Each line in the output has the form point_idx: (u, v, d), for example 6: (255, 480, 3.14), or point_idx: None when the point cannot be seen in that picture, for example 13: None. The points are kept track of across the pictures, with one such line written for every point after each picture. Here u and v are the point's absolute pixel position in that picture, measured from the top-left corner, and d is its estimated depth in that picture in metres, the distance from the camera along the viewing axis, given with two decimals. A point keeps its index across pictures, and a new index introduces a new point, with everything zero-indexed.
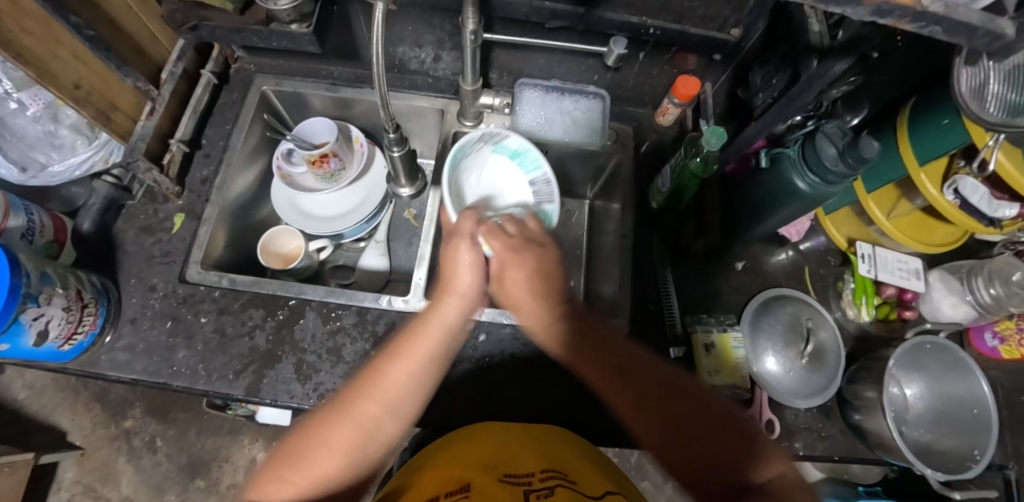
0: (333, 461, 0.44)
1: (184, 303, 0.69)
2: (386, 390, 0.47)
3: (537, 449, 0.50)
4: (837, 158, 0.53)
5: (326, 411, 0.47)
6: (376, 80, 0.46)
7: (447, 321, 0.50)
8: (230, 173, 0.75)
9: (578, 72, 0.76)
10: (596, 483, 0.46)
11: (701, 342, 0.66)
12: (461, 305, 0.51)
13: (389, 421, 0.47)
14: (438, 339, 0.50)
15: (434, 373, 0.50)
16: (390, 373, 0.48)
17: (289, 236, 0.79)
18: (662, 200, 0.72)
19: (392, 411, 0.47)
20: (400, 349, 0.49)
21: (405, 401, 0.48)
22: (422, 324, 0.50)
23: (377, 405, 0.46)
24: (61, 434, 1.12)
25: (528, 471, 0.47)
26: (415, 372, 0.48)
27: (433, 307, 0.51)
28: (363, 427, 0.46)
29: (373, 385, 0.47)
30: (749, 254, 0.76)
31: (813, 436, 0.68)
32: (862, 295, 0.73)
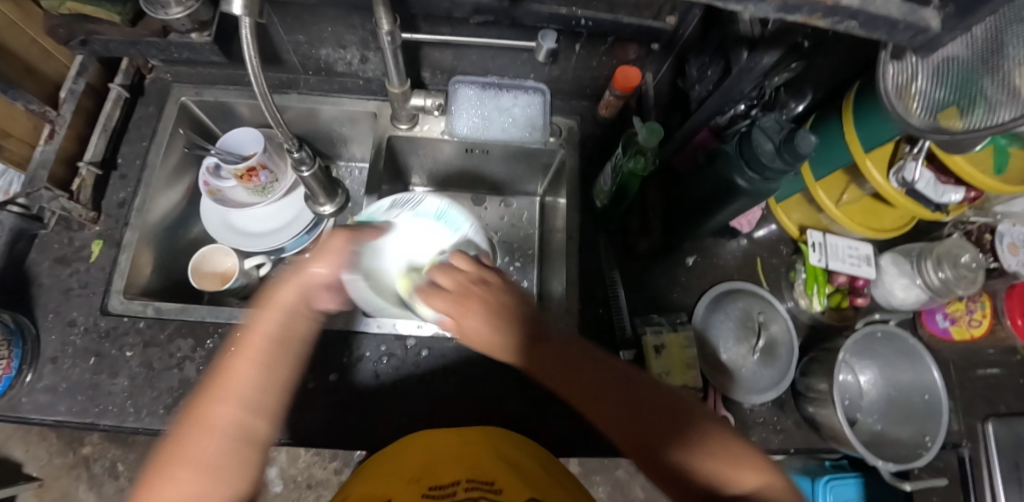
0: (189, 474, 0.36)
1: (107, 337, 0.65)
2: (231, 386, 0.40)
3: (466, 455, 0.47)
4: (774, 154, 0.50)
5: (173, 436, 0.39)
6: (261, 99, 0.44)
7: (287, 300, 0.46)
8: (150, 193, 0.70)
9: (515, 67, 0.72)
10: (523, 488, 0.42)
11: (650, 345, 0.64)
12: (303, 283, 0.47)
13: (237, 410, 0.40)
14: (272, 332, 0.44)
15: (292, 354, 0.45)
16: (234, 371, 0.41)
17: (222, 255, 0.75)
18: (605, 200, 0.69)
19: (245, 405, 0.40)
20: (241, 346, 0.43)
21: (261, 391, 0.41)
22: (254, 317, 0.45)
23: (225, 404, 0.39)
24: (17, 466, 1.07)
25: (452, 480, 0.44)
26: (272, 360, 0.43)
27: (268, 299, 0.46)
28: (216, 432, 0.38)
29: (214, 388, 0.40)
30: (700, 248, 0.74)
31: (768, 430, 0.67)
32: (813, 284, 0.72)
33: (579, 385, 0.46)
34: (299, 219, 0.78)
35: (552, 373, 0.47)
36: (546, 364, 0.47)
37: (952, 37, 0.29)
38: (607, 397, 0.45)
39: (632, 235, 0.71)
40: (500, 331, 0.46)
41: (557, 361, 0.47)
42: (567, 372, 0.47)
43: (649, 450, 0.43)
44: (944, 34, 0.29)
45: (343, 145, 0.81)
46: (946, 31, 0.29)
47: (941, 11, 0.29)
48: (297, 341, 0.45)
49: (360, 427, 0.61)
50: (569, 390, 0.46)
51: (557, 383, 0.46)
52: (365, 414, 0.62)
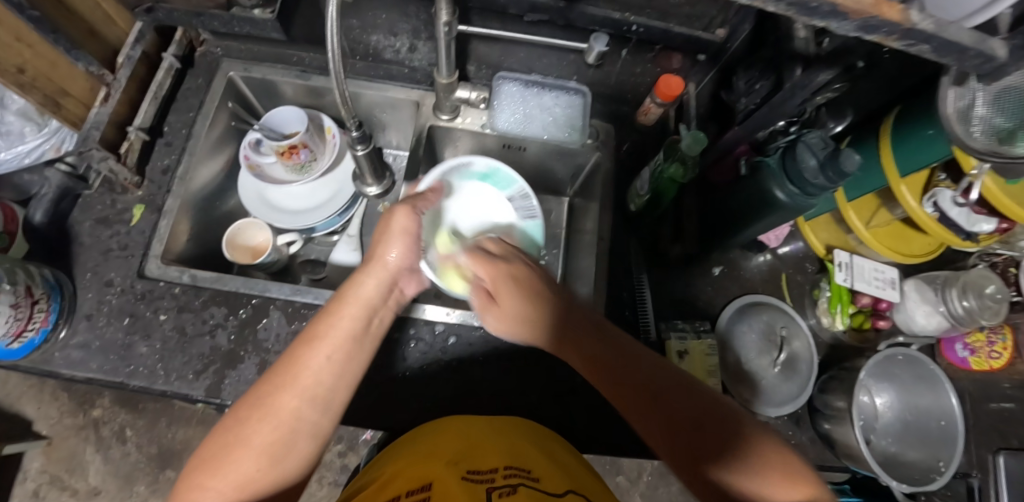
0: (255, 464, 0.40)
1: (142, 299, 0.66)
2: (307, 379, 0.43)
3: (502, 447, 0.48)
4: (817, 171, 0.51)
5: (244, 408, 0.42)
6: (332, 76, 0.44)
7: (366, 299, 0.50)
8: (193, 162, 0.72)
9: (559, 67, 0.73)
10: (561, 480, 0.43)
11: (674, 349, 0.65)
12: (383, 278, 0.53)
13: (309, 409, 0.43)
14: (352, 327, 0.48)
15: (362, 353, 0.48)
16: (312, 361, 0.44)
17: (256, 229, 0.76)
18: (640, 204, 0.69)
19: (314, 402, 0.43)
20: (319, 335, 0.46)
21: (333, 391, 0.44)
22: (336, 306, 0.49)
23: (296, 396, 0.42)
24: (27, 423, 1.08)
25: (491, 467, 0.44)
26: (348, 355, 0.46)
27: (348, 294, 0.50)
28: (284, 421, 0.41)
29: (292, 376, 0.43)
30: (727, 259, 0.75)
31: (783, 443, 0.68)
32: (837, 303, 0.72)
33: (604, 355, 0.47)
34: (334, 200, 0.79)
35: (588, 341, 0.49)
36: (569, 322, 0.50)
37: (1017, 68, 0.30)
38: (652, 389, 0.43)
39: (663, 242, 0.72)
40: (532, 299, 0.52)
41: (605, 350, 0.47)
42: (612, 368, 0.46)
43: (676, 446, 0.40)
44: (1011, 65, 0.30)
45: (382, 130, 0.82)
46: (1013, 62, 0.30)
47: (1009, 42, 0.30)
48: (367, 341, 0.49)
49: (384, 407, 0.62)
50: (603, 363, 0.47)
51: (600, 366, 0.47)
52: (388, 396, 0.63)
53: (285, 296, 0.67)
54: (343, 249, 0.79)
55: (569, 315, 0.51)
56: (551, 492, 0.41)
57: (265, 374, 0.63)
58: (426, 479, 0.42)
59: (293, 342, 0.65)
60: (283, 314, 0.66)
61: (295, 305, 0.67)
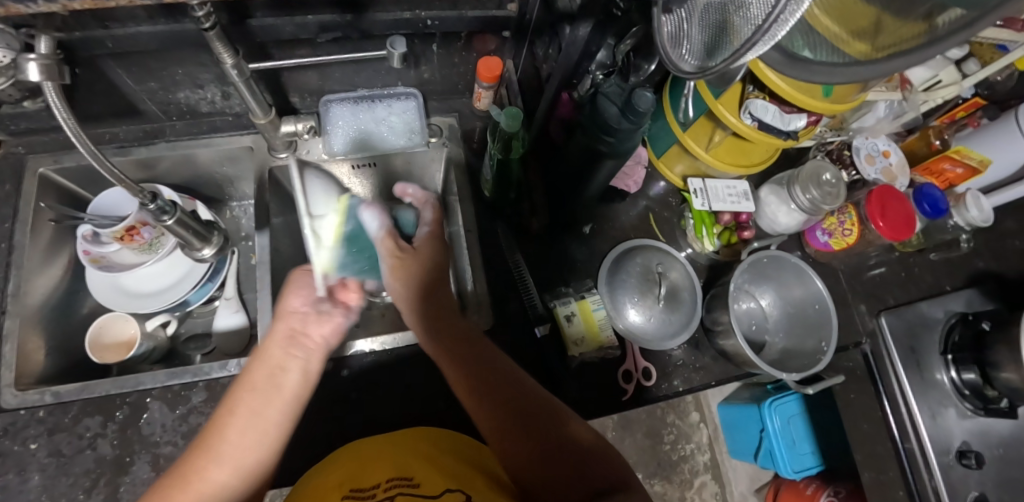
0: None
1: (5, 435, 0.61)
2: (226, 449, 0.44)
3: (390, 456, 0.48)
4: (620, 117, 0.54)
5: (171, 484, 0.42)
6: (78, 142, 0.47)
7: (278, 366, 0.49)
8: (24, 275, 0.66)
9: (381, 77, 0.73)
10: (441, 480, 0.44)
11: (562, 314, 0.66)
12: (294, 342, 0.51)
13: (215, 469, 0.43)
14: (263, 384, 0.47)
15: (289, 411, 0.48)
16: (229, 432, 0.45)
17: (121, 322, 0.71)
18: (492, 188, 0.71)
19: (235, 469, 0.44)
20: (238, 405, 0.46)
21: (240, 450, 0.44)
22: (254, 376, 0.48)
23: (219, 466, 0.43)
24: None
25: (373, 482, 0.44)
26: (259, 408, 0.46)
27: (259, 355, 0.49)
28: (205, 492, 0.42)
29: (208, 444, 0.44)
30: (597, 215, 0.77)
31: (687, 369, 0.71)
32: (701, 227, 0.76)
33: (478, 373, 0.51)
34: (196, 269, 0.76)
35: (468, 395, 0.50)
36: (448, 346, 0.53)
37: None
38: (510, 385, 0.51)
39: (524, 217, 0.72)
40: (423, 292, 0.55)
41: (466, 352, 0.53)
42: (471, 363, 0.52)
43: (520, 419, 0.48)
44: None
45: (229, 184, 0.79)
46: None
47: None
48: (278, 392, 0.48)
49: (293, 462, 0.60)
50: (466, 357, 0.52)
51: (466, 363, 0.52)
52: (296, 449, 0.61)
53: (162, 384, 0.64)
54: (225, 313, 0.76)
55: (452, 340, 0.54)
56: (428, 495, 0.42)
57: (161, 468, 0.61)
58: None
59: (183, 425, 0.62)
60: (165, 402, 0.63)
61: (175, 389, 0.64)
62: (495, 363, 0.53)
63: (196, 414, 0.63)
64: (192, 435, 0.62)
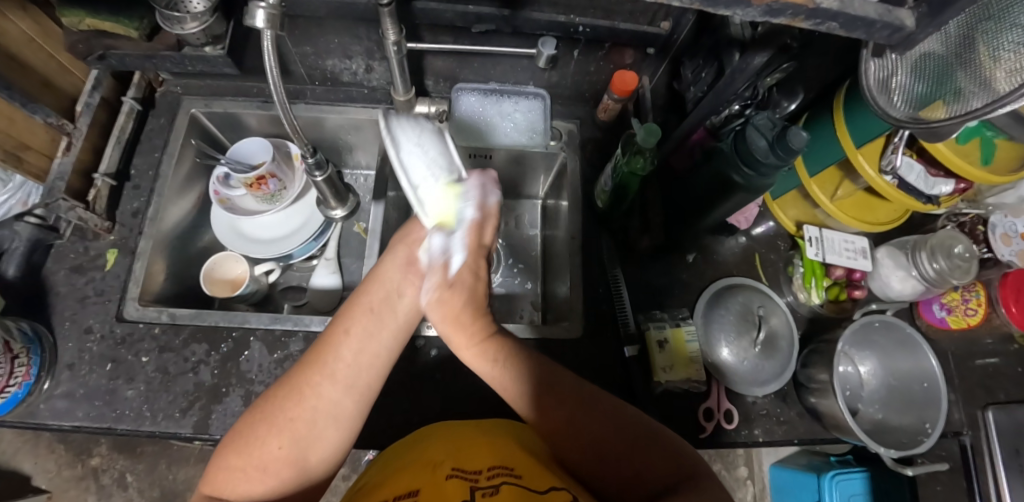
0: (279, 442, 0.41)
1: (122, 344, 0.66)
2: (335, 367, 0.43)
3: (492, 445, 0.47)
4: (768, 150, 0.52)
5: (285, 390, 0.43)
6: (274, 93, 0.48)
7: (391, 287, 0.48)
8: (163, 202, 0.72)
9: (514, 74, 0.75)
10: (546, 478, 0.41)
11: (655, 339, 0.64)
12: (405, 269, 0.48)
13: (329, 388, 0.43)
14: (380, 307, 0.47)
15: (396, 335, 0.47)
16: (339, 352, 0.44)
17: (233, 262, 0.76)
18: (606, 200, 0.71)
19: (336, 382, 0.43)
20: (352, 320, 0.46)
21: (354, 372, 0.44)
22: (365, 291, 0.48)
23: (326, 380, 0.43)
24: (25, 479, 1.06)
25: (476, 467, 0.43)
26: (373, 330, 0.45)
27: (378, 275, 0.48)
28: (309, 407, 0.42)
29: (318, 361, 0.44)
30: (700, 245, 0.75)
31: (772, 421, 0.68)
32: (811, 278, 0.73)
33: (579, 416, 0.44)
34: (307, 226, 0.79)
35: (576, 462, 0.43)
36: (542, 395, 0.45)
37: (925, 35, 0.31)
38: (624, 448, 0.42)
39: (632, 234, 0.73)
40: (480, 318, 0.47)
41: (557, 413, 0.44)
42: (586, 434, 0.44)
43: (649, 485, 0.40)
44: (919, 33, 0.31)
45: (349, 153, 0.83)
46: (921, 30, 0.31)
47: (915, 11, 0.31)
48: (390, 319, 0.47)
49: (370, 427, 0.62)
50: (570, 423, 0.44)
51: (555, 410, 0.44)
52: (374, 415, 0.63)
53: (265, 326, 0.67)
54: (322, 272, 0.79)
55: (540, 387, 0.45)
56: (533, 489, 0.39)
57: (251, 405, 0.64)
58: (414, 486, 0.41)
59: (277, 369, 0.65)
60: (264, 343, 0.67)
61: (276, 333, 0.67)
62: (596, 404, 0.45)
63: (291, 362, 0.66)
64: None
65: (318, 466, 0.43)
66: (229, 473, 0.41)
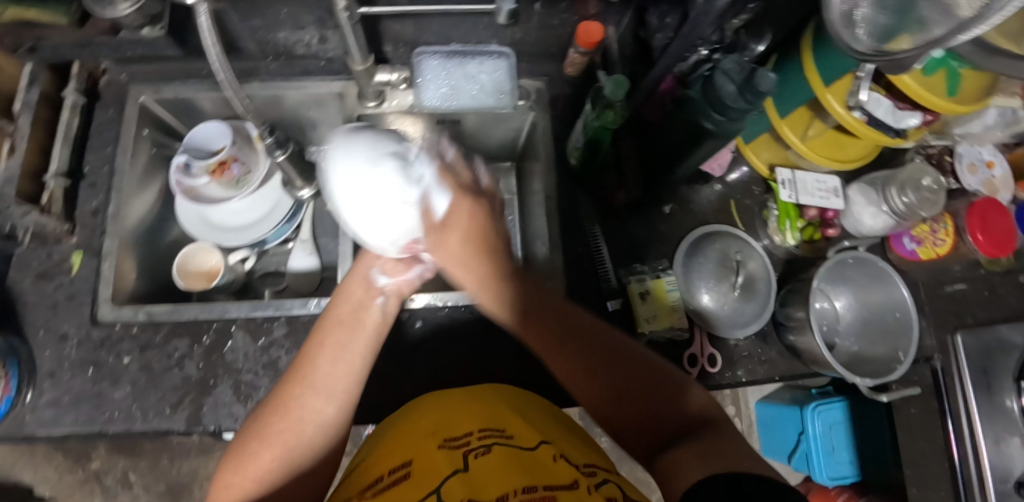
0: (270, 454, 0.41)
1: (102, 346, 0.65)
2: (315, 376, 0.45)
3: (480, 412, 0.46)
4: (736, 95, 0.52)
5: (270, 408, 0.44)
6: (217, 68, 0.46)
7: (354, 301, 0.51)
8: (123, 198, 0.69)
9: (476, 33, 0.72)
10: (531, 434, 0.42)
11: (636, 291, 0.66)
12: (365, 282, 0.52)
13: (313, 397, 0.44)
14: (347, 318, 0.49)
15: (371, 342, 0.49)
16: (316, 364, 0.46)
17: (206, 253, 0.74)
18: (579, 156, 0.70)
19: (318, 388, 0.44)
20: (322, 338, 0.48)
21: (335, 378, 0.45)
22: (329, 308, 0.51)
23: (309, 389, 0.44)
24: (27, 488, 1.06)
25: (464, 432, 0.42)
26: (344, 341, 0.47)
27: (341, 292, 0.51)
28: (296, 420, 0.43)
29: (298, 374, 0.45)
30: (676, 196, 0.75)
31: (755, 361, 0.70)
32: (786, 220, 0.74)
33: (571, 326, 0.48)
34: (278, 209, 0.78)
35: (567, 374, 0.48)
36: (531, 314, 0.48)
37: None
38: (613, 370, 0.46)
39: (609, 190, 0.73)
40: (483, 249, 0.44)
41: (557, 319, 0.48)
42: (568, 346, 0.47)
43: (632, 411, 0.44)
44: None
45: (312, 130, 0.80)
46: None
47: None
48: (362, 327, 0.49)
49: (363, 403, 0.62)
50: (557, 338, 0.48)
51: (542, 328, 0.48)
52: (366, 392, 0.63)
53: (246, 314, 0.66)
54: (299, 255, 0.78)
55: (533, 313, 0.48)
56: (522, 446, 0.39)
57: (242, 393, 0.64)
58: (407, 456, 0.41)
59: (264, 356, 0.65)
60: (248, 332, 0.66)
61: (258, 320, 0.66)
62: (578, 319, 0.50)
63: (277, 347, 0.65)
64: (271, 367, 0.65)
65: (311, 481, 0.43)
66: (223, 490, 0.41)
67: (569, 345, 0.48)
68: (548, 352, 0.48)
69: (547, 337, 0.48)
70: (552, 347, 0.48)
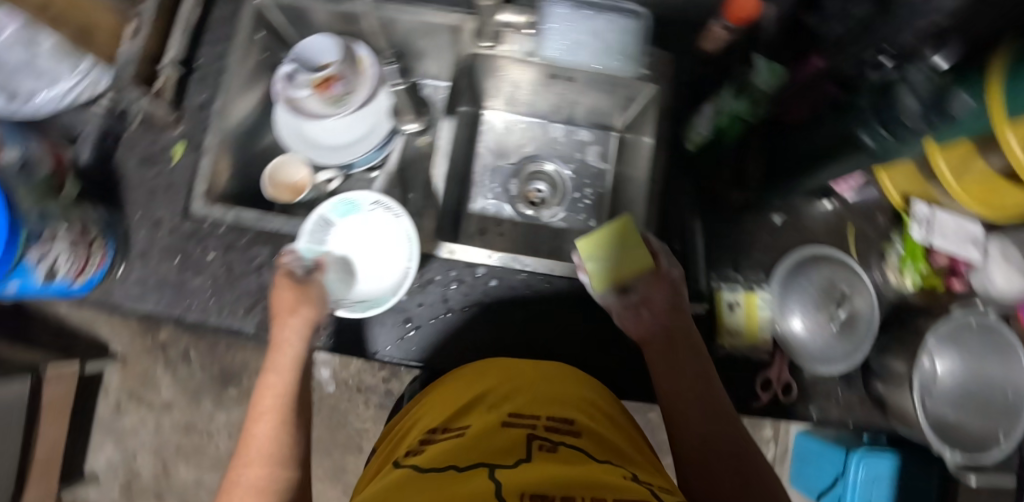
0: None
1: (191, 238, 0.67)
2: (258, 450, 0.49)
3: (517, 388, 0.49)
4: (918, 115, 0.43)
5: (242, 465, 0.49)
6: None
7: (290, 349, 0.57)
8: (228, 96, 0.69)
9: None
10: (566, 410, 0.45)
11: (724, 301, 0.62)
12: (300, 319, 0.58)
13: (254, 469, 0.48)
14: (290, 366, 0.56)
15: (296, 403, 0.54)
16: (256, 434, 0.51)
17: (295, 165, 0.74)
18: (699, 143, 0.64)
19: (268, 459, 0.49)
20: (262, 408, 0.53)
21: (274, 443, 0.50)
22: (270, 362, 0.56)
23: (255, 466, 0.48)
24: (102, 342, 1.21)
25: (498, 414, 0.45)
26: (273, 423, 0.51)
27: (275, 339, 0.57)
28: (264, 465, 0.48)
29: (243, 452, 0.49)
30: (790, 206, 0.68)
31: (840, 405, 0.63)
32: (908, 261, 0.66)
33: (667, 334, 0.56)
34: (372, 134, 0.75)
35: (644, 338, 0.57)
36: (652, 344, 0.56)
37: None
38: (710, 446, 0.48)
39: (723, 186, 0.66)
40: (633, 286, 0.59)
41: (672, 341, 0.56)
42: (675, 375, 0.54)
43: (708, 461, 0.47)
44: None
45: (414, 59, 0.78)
46: None
47: None
48: (292, 371, 0.56)
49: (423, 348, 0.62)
50: (665, 350, 0.56)
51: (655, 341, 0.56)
52: (426, 338, 0.63)
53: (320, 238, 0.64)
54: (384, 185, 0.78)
55: (670, 340, 0.56)
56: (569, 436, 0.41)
57: None
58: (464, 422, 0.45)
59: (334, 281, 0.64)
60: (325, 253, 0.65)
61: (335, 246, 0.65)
62: (693, 385, 0.53)
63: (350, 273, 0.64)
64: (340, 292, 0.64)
65: None
66: None
67: (670, 354, 0.55)
68: (649, 345, 0.57)
69: (654, 348, 0.56)
70: (649, 339, 0.57)
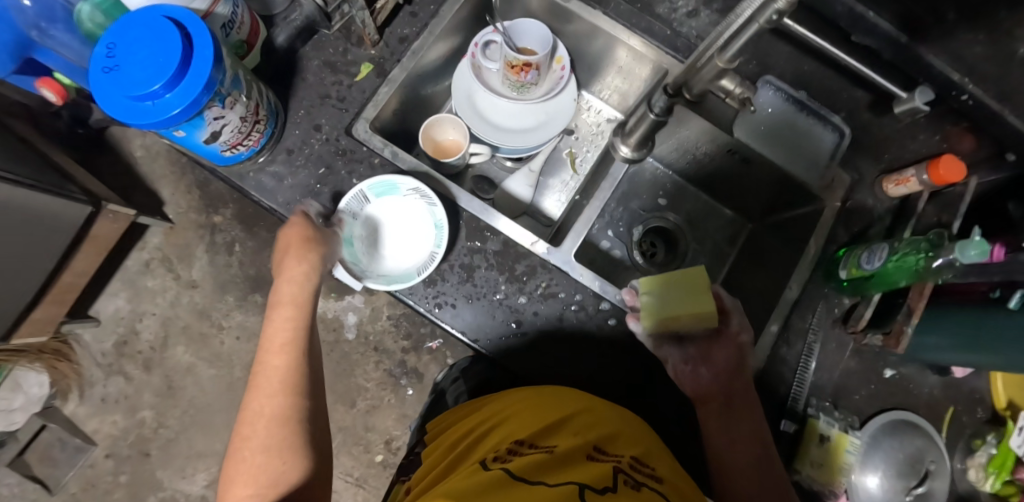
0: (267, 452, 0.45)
1: (341, 156, 0.65)
2: (272, 378, 0.49)
3: (583, 424, 0.46)
4: None
5: (254, 403, 0.48)
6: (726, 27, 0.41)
7: (300, 277, 0.55)
8: (430, 40, 0.69)
9: (835, 97, 0.65)
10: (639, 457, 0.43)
11: (817, 432, 0.62)
12: (300, 249, 0.55)
13: (271, 402, 0.47)
14: (303, 301, 0.54)
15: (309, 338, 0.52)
16: (273, 364, 0.49)
17: (451, 126, 0.75)
18: (853, 274, 0.63)
19: (285, 390, 0.48)
20: (273, 341, 0.51)
21: (291, 375, 0.49)
22: (274, 308, 0.54)
23: (275, 399, 0.47)
24: (160, 201, 1.08)
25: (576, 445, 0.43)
26: (287, 350, 0.50)
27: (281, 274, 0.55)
28: (280, 394, 0.48)
29: (258, 383, 0.49)
30: (907, 368, 0.67)
31: None
32: (998, 466, 0.65)
33: (728, 399, 0.55)
34: (535, 129, 0.77)
35: (703, 396, 0.56)
36: (709, 403, 0.55)
37: None
38: None
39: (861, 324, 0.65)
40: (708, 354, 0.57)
41: (733, 405, 0.55)
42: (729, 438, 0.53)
43: None
44: None
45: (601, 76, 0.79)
46: None
47: None
48: (309, 307, 0.54)
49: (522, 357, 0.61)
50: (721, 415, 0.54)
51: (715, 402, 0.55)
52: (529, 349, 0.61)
53: (473, 211, 0.64)
54: (520, 181, 0.78)
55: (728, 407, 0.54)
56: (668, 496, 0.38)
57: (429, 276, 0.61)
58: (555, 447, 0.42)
59: (465, 258, 0.62)
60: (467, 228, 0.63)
61: (482, 225, 0.64)
62: (748, 454, 0.52)
63: (482, 257, 0.63)
64: (467, 270, 0.62)
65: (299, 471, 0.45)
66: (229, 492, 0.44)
67: (728, 419, 0.54)
68: (705, 406, 0.56)
69: (712, 408, 0.55)
70: (708, 402, 0.56)
